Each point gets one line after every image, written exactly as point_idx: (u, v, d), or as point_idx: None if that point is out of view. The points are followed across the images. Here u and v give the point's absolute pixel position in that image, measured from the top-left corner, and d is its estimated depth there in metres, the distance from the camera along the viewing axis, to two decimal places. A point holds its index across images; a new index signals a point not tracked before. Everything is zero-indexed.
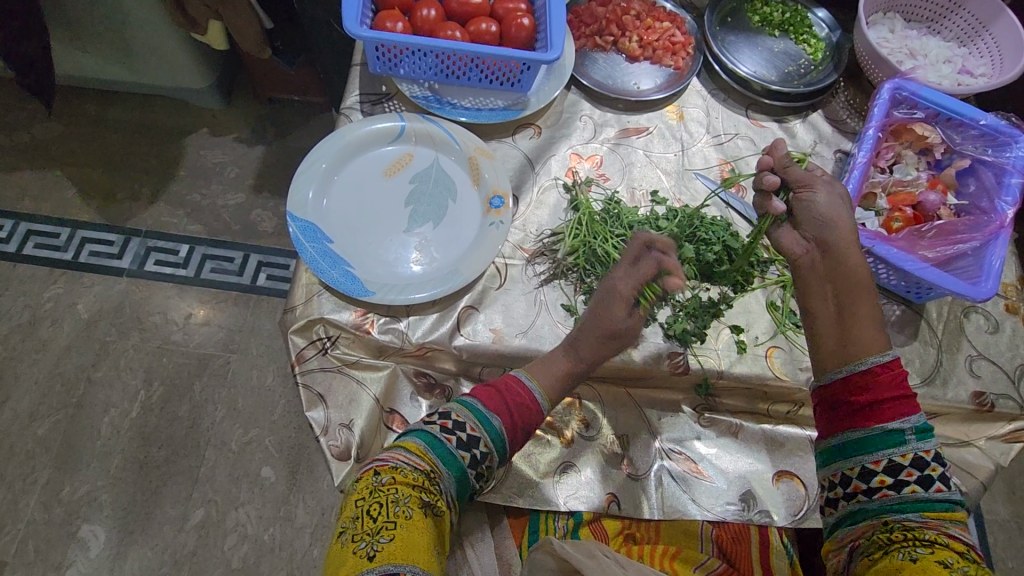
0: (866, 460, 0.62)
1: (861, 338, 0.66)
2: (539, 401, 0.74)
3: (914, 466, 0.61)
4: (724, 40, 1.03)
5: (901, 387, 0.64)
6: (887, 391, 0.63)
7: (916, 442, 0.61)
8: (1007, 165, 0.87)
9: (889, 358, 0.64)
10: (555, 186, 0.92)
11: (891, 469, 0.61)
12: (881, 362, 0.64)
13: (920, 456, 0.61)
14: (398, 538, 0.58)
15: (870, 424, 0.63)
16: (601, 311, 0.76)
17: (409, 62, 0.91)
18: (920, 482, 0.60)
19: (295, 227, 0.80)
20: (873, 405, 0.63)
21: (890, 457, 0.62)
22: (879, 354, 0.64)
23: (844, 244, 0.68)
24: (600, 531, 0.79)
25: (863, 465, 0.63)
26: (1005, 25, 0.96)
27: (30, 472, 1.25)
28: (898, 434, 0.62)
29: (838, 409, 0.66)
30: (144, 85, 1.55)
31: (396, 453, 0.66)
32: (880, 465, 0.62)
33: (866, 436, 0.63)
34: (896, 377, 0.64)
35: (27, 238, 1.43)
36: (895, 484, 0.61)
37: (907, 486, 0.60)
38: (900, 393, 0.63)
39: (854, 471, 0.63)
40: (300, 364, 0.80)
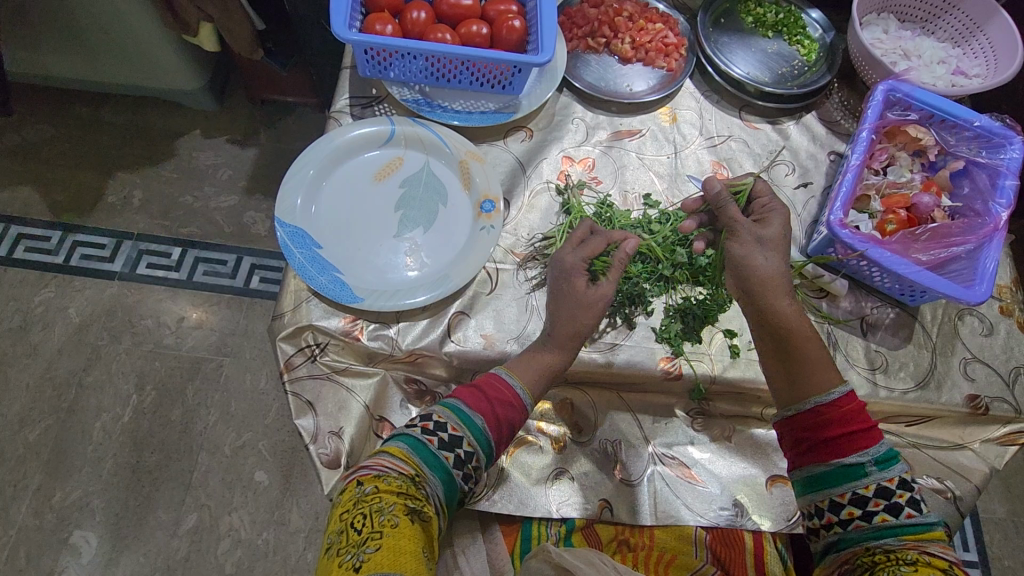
0: (832, 494, 0.64)
1: (808, 378, 0.68)
2: (520, 395, 0.73)
3: (880, 496, 0.61)
4: (717, 41, 1.02)
5: (860, 420, 0.65)
6: (847, 425, 0.64)
7: (878, 472, 0.62)
8: (1001, 167, 0.86)
9: (839, 394, 0.66)
10: (546, 190, 0.91)
11: (857, 501, 0.62)
12: (826, 401, 0.66)
13: (884, 485, 0.62)
14: (385, 547, 0.57)
15: (829, 459, 0.64)
16: (576, 302, 0.75)
17: (399, 65, 0.90)
18: (889, 510, 0.61)
19: (283, 233, 0.80)
20: (829, 441, 0.65)
21: (854, 489, 0.63)
22: (831, 392, 0.66)
23: (769, 291, 0.71)
24: (594, 538, 0.79)
25: (830, 498, 0.64)
26: (999, 25, 0.95)
27: (21, 477, 1.24)
28: (857, 468, 0.63)
29: (798, 443, 0.67)
30: (136, 86, 1.54)
31: (381, 459, 0.65)
32: (846, 497, 0.63)
33: (826, 471, 0.64)
34: (852, 409, 0.65)
35: (17, 242, 1.42)
36: (865, 515, 0.62)
37: (877, 515, 0.61)
38: (856, 425, 0.64)
39: (824, 503, 0.64)
40: (288, 371, 0.78)
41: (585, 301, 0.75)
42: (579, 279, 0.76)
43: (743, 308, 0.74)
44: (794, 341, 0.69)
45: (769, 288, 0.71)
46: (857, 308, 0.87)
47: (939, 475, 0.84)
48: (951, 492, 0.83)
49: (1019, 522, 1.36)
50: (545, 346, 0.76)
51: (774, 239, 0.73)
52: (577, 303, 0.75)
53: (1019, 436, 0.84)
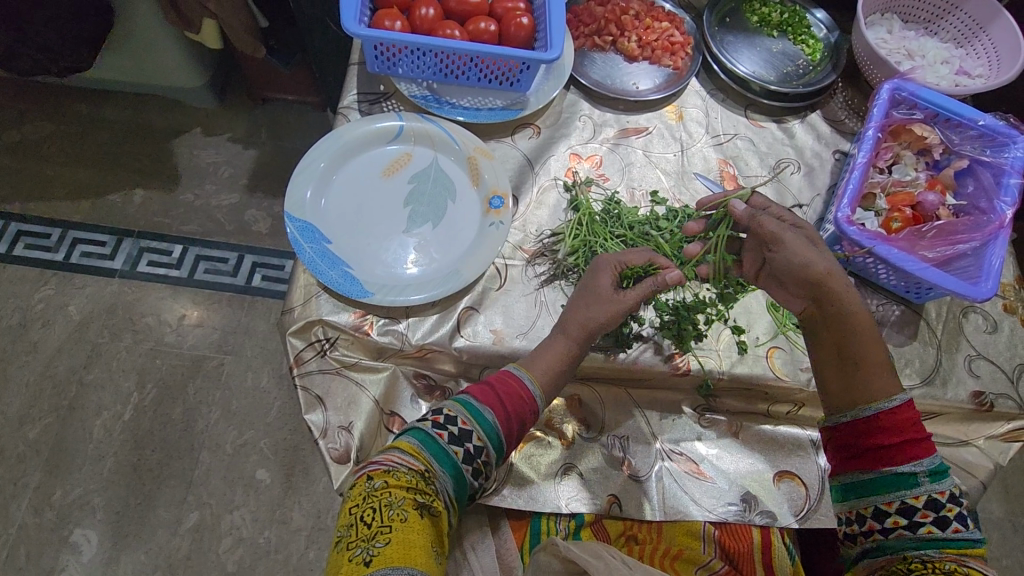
0: (878, 501, 0.64)
1: (866, 382, 0.66)
2: (531, 390, 0.73)
3: (929, 508, 0.61)
4: (722, 40, 1.03)
5: (913, 430, 0.64)
6: (901, 434, 0.64)
7: (929, 483, 0.62)
8: (1005, 166, 0.87)
9: (896, 403, 0.64)
10: (554, 186, 0.91)
11: (904, 510, 0.62)
12: (886, 407, 0.64)
13: (935, 497, 0.62)
14: (394, 541, 0.57)
15: (880, 467, 0.64)
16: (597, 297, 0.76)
17: (407, 61, 0.90)
18: (936, 523, 0.61)
19: (293, 228, 0.79)
20: (882, 449, 0.64)
21: (902, 498, 0.62)
22: (886, 401, 0.65)
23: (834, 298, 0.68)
24: (602, 533, 0.80)
25: (875, 505, 0.64)
26: (1001, 26, 0.96)
27: (20, 476, 1.23)
28: (910, 477, 0.62)
29: (848, 450, 0.67)
30: (137, 83, 1.54)
31: (391, 455, 0.65)
32: (893, 506, 0.63)
33: (876, 479, 0.64)
34: (905, 419, 0.64)
35: (17, 239, 1.42)
36: (910, 524, 0.62)
37: (922, 527, 0.61)
38: (910, 435, 0.64)
39: (868, 511, 0.64)
40: (298, 366, 0.78)
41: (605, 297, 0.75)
42: (605, 276, 0.76)
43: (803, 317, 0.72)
44: (859, 341, 0.67)
45: (832, 287, 0.68)
46: (863, 305, 0.87)
47: None
48: (958, 487, 0.85)
49: (1017, 521, 1.37)
50: (553, 336, 0.76)
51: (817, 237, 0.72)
52: (595, 295, 0.76)
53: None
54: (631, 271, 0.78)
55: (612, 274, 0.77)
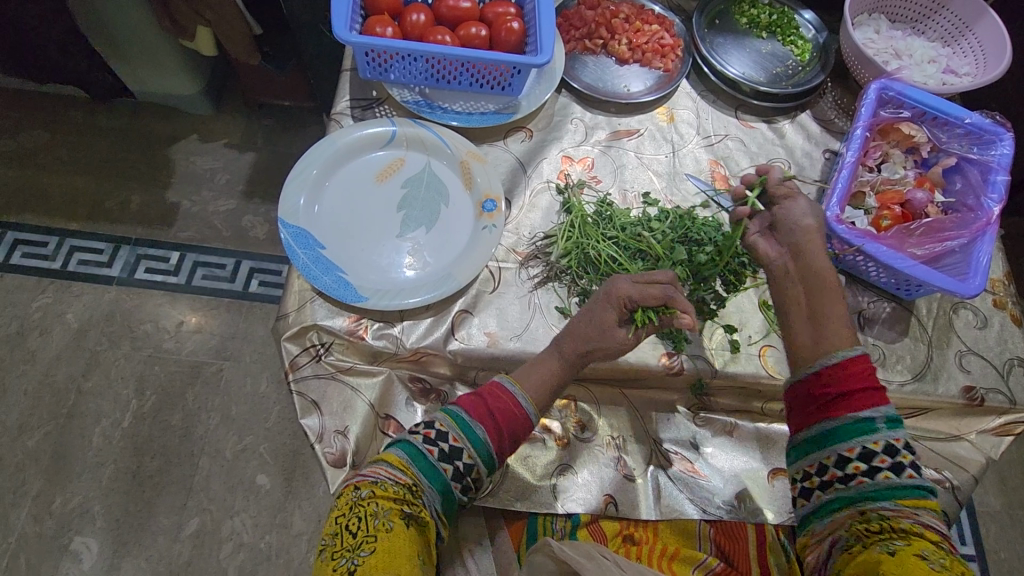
0: (839, 448, 0.63)
1: (829, 333, 0.67)
2: (525, 409, 0.72)
3: (885, 453, 0.61)
4: (712, 42, 1.04)
5: (870, 378, 0.64)
6: (860, 380, 0.64)
7: (886, 429, 0.62)
8: (992, 163, 0.88)
9: (855, 352, 0.65)
10: (547, 190, 0.92)
11: (864, 456, 0.61)
12: (849, 356, 0.65)
13: (891, 442, 0.61)
14: (378, 550, 0.58)
15: (840, 413, 0.63)
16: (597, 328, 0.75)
17: (399, 67, 0.91)
18: (892, 468, 0.60)
19: (287, 234, 0.80)
20: (841, 396, 0.64)
21: (862, 444, 0.62)
22: (849, 349, 0.65)
23: (816, 251, 0.70)
24: (597, 532, 0.78)
25: (836, 454, 0.63)
26: (988, 24, 0.97)
27: (20, 484, 1.23)
28: (868, 422, 0.62)
29: (810, 399, 0.66)
30: (133, 92, 1.53)
31: (379, 467, 0.65)
32: (854, 452, 0.62)
33: (836, 426, 0.63)
34: (864, 367, 0.64)
35: (15, 248, 1.42)
36: (868, 471, 0.61)
37: (880, 473, 0.60)
38: (868, 383, 0.64)
39: (830, 460, 0.63)
40: (294, 371, 0.79)
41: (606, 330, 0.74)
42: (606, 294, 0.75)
43: (774, 272, 0.73)
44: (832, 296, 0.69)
45: (811, 243, 0.71)
46: (854, 302, 0.88)
47: (937, 466, 0.86)
48: (949, 482, 0.85)
49: (1015, 513, 1.38)
50: None
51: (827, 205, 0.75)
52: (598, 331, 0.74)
53: (1015, 426, 0.85)
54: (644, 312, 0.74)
55: (619, 308, 0.74)
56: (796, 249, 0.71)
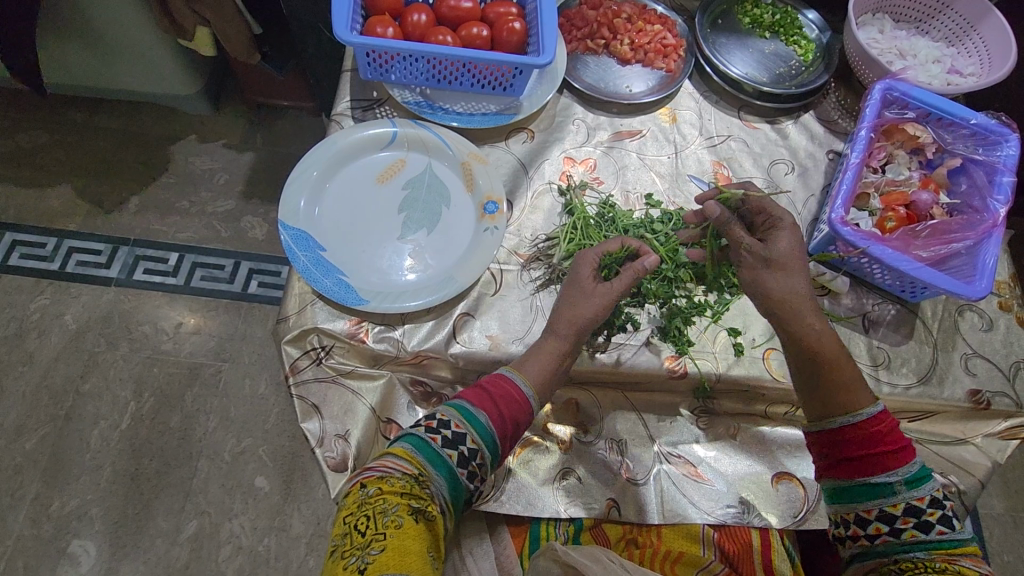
0: (858, 508, 0.64)
1: (833, 396, 0.67)
2: (523, 392, 0.72)
3: (909, 514, 0.62)
4: (715, 42, 1.03)
5: (888, 440, 0.64)
6: (875, 444, 0.64)
7: (907, 491, 0.62)
8: (998, 164, 0.87)
9: (866, 416, 0.65)
10: (549, 191, 0.91)
11: (885, 517, 0.63)
12: (851, 422, 0.65)
13: (914, 504, 0.62)
14: (389, 548, 0.57)
15: (853, 476, 0.65)
16: (581, 292, 0.76)
17: (400, 68, 0.90)
18: (918, 527, 0.61)
19: (287, 236, 0.79)
20: (854, 459, 0.65)
21: (880, 506, 0.63)
22: (854, 414, 0.65)
23: (797, 314, 0.68)
24: (601, 537, 0.80)
25: (856, 512, 0.64)
26: (993, 25, 0.96)
27: (18, 487, 1.22)
28: (885, 486, 0.63)
29: (825, 457, 0.68)
30: (134, 93, 1.53)
31: (386, 460, 0.64)
32: (873, 513, 0.63)
33: (850, 487, 0.65)
34: (877, 430, 0.64)
35: (12, 249, 1.41)
36: (893, 530, 0.63)
37: (905, 532, 0.62)
38: (883, 446, 0.64)
39: (850, 517, 0.65)
40: (294, 375, 0.79)
41: (589, 291, 0.75)
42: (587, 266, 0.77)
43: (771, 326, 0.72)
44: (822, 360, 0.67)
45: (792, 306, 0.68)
46: (859, 305, 0.87)
47: (943, 470, 0.86)
48: (955, 487, 0.85)
49: (1018, 517, 1.37)
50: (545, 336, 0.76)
51: (783, 259, 0.69)
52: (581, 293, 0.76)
53: (1021, 431, 0.85)
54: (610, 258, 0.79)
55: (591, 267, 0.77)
56: (776, 312, 0.69)
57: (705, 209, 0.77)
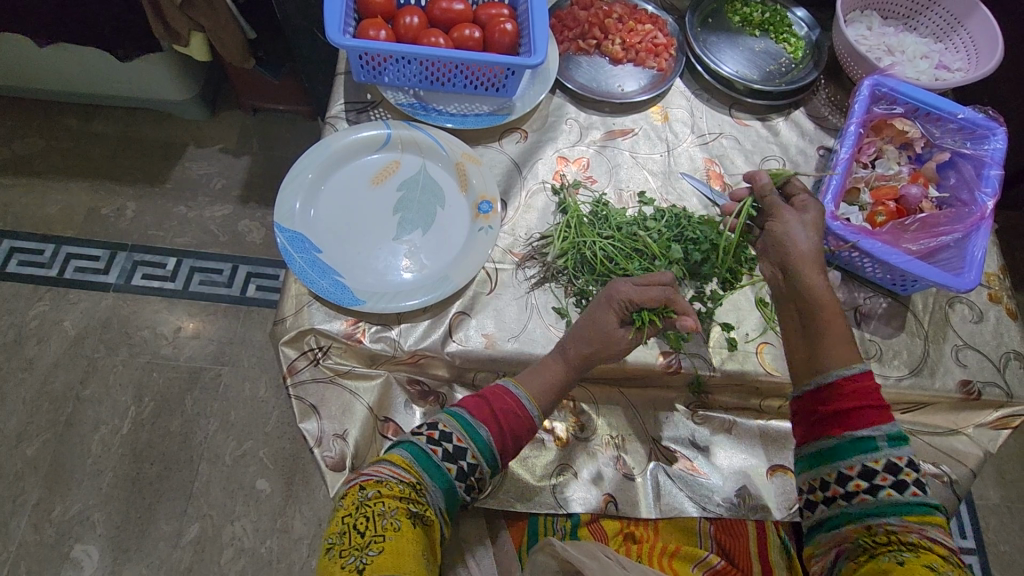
0: (840, 466, 0.64)
1: (824, 351, 0.69)
2: (528, 408, 0.73)
3: (887, 471, 0.62)
4: (706, 40, 1.04)
5: (873, 397, 0.65)
6: (863, 399, 0.65)
7: (888, 448, 0.63)
8: (986, 157, 0.88)
9: (856, 371, 0.66)
10: (542, 190, 0.92)
11: (865, 474, 0.63)
12: (844, 375, 0.66)
13: (893, 461, 0.63)
14: (387, 549, 0.58)
15: (840, 432, 0.65)
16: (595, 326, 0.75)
17: (393, 70, 0.91)
18: (895, 486, 0.62)
19: (283, 238, 0.80)
20: (841, 414, 0.65)
21: (863, 462, 0.63)
22: (846, 368, 0.67)
23: (805, 266, 0.72)
24: (600, 533, 0.79)
25: (837, 471, 0.64)
26: (980, 20, 0.97)
27: (20, 493, 1.23)
28: (869, 442, 0.64)
29: (810, 416, 0.68)
30: (129, 98, 1.54)
31: (382, 467, 0.65)
32: (855, 470, 0.63)
33: (836, 445, 0.65)
34: (864, 385, 0.65)
35: (11, 256, 1.42)
36: (871, 488, 0.63)
37: (882, 490, 0.62)
38: (870, 401, 0.65)
39: (831, 476, 0.65)
40: (292, 375, 0.79)
41: (593, 319, 0.75)
42: (611, 312, 0.74)
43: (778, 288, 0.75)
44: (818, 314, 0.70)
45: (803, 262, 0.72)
46: (851, 298, 0.88)
47: (934, 460, 0.87)
48: (947, 476, 0.85)
49: (1015, 506, 1.38)
50: (553, 358, 0.77)
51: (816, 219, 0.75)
52: (589, 323, 0.75)
53: (1013, 420, 0.86)
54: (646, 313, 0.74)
55: (618, 310, 0.74)
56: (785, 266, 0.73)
57: (755, 176, 0.82)
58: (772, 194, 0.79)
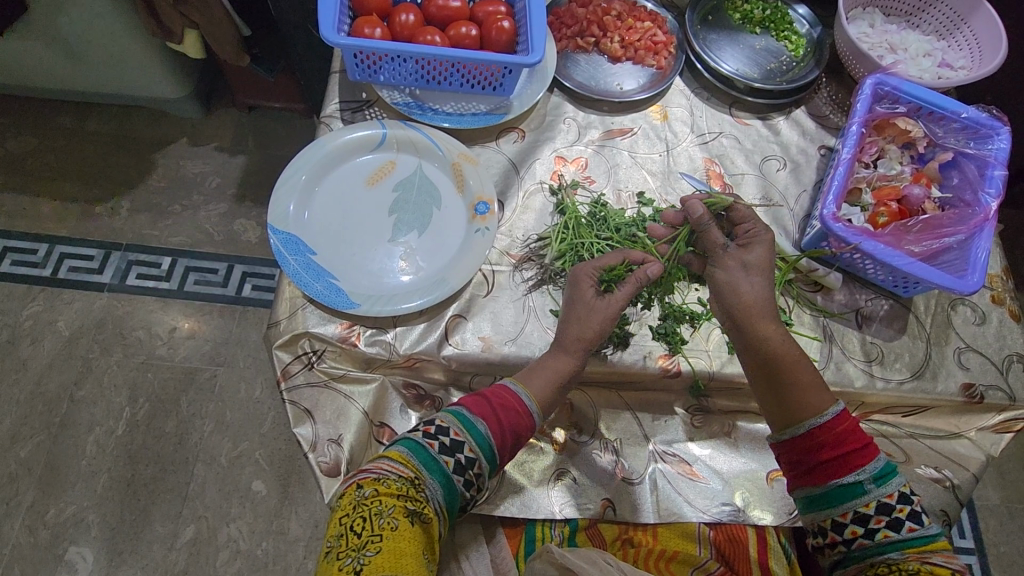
0: (834, 513, 0.63)
1: (796, 399, 0.67)
2: (528, 405, 0.71)
3: (881, 513, 0.62)
4: (705, 38, 1.03)
5: (853, 439, 0.64)
6: (846, 444, 0.64)
7: (876, 488, 0.62)
8: (990, 157, 0.87)
9: (829, 417, 0.65)
10: (540, 190, 0.91)
11: (859, 519, 0.62)
12: (819, 423, 0.65)
13: (884, 501, 0.62)
14: (384, 550, 0.57)
15: (827, 480, 0.64)
16: (585, 309, 0.75)
17: (388, 68, 0.89)
18: (891, 526, 0.61)
19: (276, 240, 0.79)
20: (826, 463, 0.64)
21: (855, 508, 0.62)
22: (819, 416, 0.65)
23: (753, 319, 0.69)
24: (597, 538, 0.79)
25: (832, 518, 0.63)
26: (984, 17, 0.96)
27: (14, 494, 1.22)
28: (856, 486, 0.63)
29: (794, 466, 0.67)
30: (123, 96, 1.52)
31: (381, 463, 0.64)
32: (849, 516, 0.63)
33: (825, 493, 0.64)
34: (844, 427, 0.65)
35: (4, 255, 1.40)
36: (868, 532, 0.62)
37: (879, 532, 0.61)
38: (852, 445, 0.64)
39: (827, 523, 0.64)
40: (286, 380, 0.78)
41: (591, 308, 0.74)
42: (586, 286, 0.75)
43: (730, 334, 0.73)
44: (778, 363, 0.68)
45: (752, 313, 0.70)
46: (852, 300, 0.87)
47: (936, 464, 0.86)
48: (948, 480, 0.85)
49: (1014, 507, 1.37)
50: (552, 353, 0.75)
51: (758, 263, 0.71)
52: (579, 308, 0.75)
53: (1015, 423, 0.85)
54: (611, 273, 0.77)
55: (591, 283, 0.75)
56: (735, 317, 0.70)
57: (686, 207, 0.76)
58: (705, 227, 0.75)
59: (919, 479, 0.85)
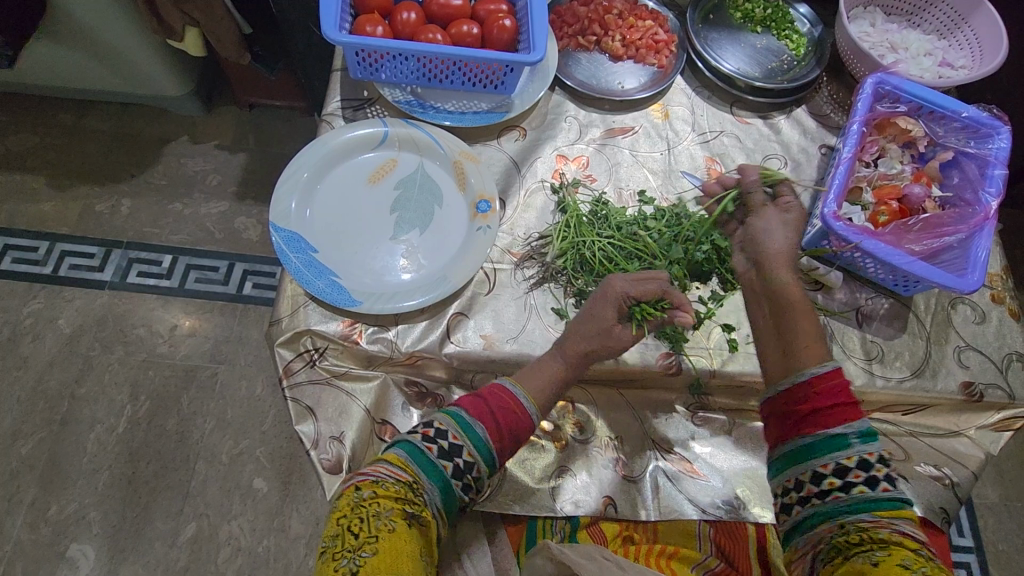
0: (815, 464, 0.62)
1: (798, 351, 0.67)
2: (525, 405, 0.72)
3: (860, 467, 0.60)
4: (707, 37, 1.03)
5: (845, 394, 0.63)
6: (837, 396, 0.63)
7: (860, 444, 0.61)
8: (990, 157, 0.87)
9: (828, 368, 0.64)
10: (541, 189, 0.91)
11: (839, 471, 0.60)
12: (818, 373, 0.64)
13: (866, 457, 0.60)
14: (381, 550, 0.56)
15: (814, 430, 0.63)
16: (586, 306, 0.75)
17: (390, 66, 0.89)
18: (867, 482, 0.59)
19: (278, 238, 0.79)
20: (815, 413, 0.63)
21: (836, 460, 0.61)
22: (817, 366, 0.65)
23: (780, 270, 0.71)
24: (599, 535, 0.79)
25: (812, 469, 0.62)
26: (984, 17, 0.96)
27: (16, 492, 1.22)
28: (841, 439, 0.61)
29: (784, 417, 0.65)
30: (124, 94, 1.52)
31: (379, 467, 0.65)
32: (829, 467, 0.61)
33: (809, 443, 0.62)
34: (837, 381, 0.63)
35: (4, 253, 1.40)
36: (844, 485, 0.60)
37: (855, 488, 0.59)
38: (843, 399, 0.63)
39: (806, 475, 0.62)
40: (287, 377, 0.78)
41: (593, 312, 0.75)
42: (608, 307, 0.75)
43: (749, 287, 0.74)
44: (790, 307, 0.69)
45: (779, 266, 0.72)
46: (852, 299, 0.87)
47: (935, 462, 0.86)
48: (948, 479, 0.85)
49: (1013, 505, 1.38)
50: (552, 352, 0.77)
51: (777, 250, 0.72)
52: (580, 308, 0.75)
53: (1015, 421, 0.85)
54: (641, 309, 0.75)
55: (617, 305, 0.75)
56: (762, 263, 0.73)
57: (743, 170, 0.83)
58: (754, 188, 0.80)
59: (919, 476, 0.85)
